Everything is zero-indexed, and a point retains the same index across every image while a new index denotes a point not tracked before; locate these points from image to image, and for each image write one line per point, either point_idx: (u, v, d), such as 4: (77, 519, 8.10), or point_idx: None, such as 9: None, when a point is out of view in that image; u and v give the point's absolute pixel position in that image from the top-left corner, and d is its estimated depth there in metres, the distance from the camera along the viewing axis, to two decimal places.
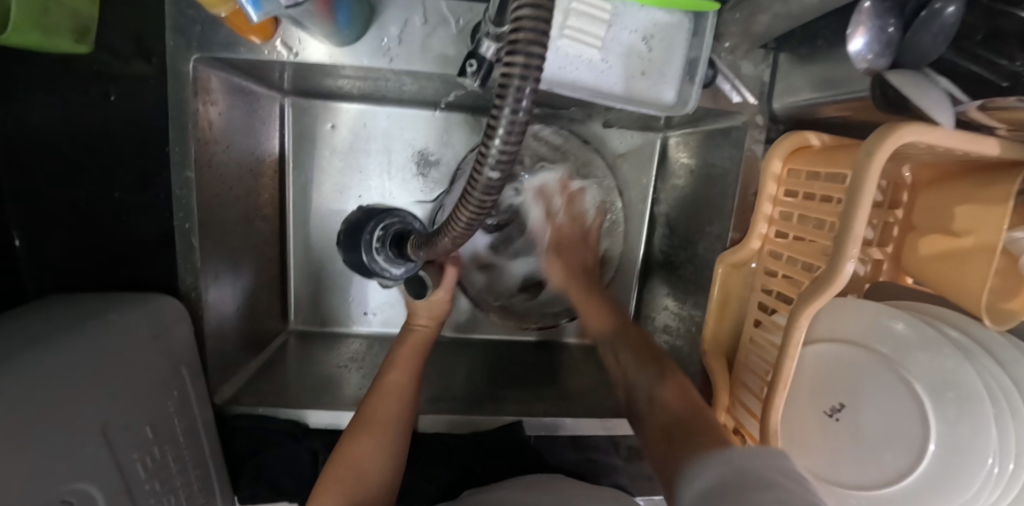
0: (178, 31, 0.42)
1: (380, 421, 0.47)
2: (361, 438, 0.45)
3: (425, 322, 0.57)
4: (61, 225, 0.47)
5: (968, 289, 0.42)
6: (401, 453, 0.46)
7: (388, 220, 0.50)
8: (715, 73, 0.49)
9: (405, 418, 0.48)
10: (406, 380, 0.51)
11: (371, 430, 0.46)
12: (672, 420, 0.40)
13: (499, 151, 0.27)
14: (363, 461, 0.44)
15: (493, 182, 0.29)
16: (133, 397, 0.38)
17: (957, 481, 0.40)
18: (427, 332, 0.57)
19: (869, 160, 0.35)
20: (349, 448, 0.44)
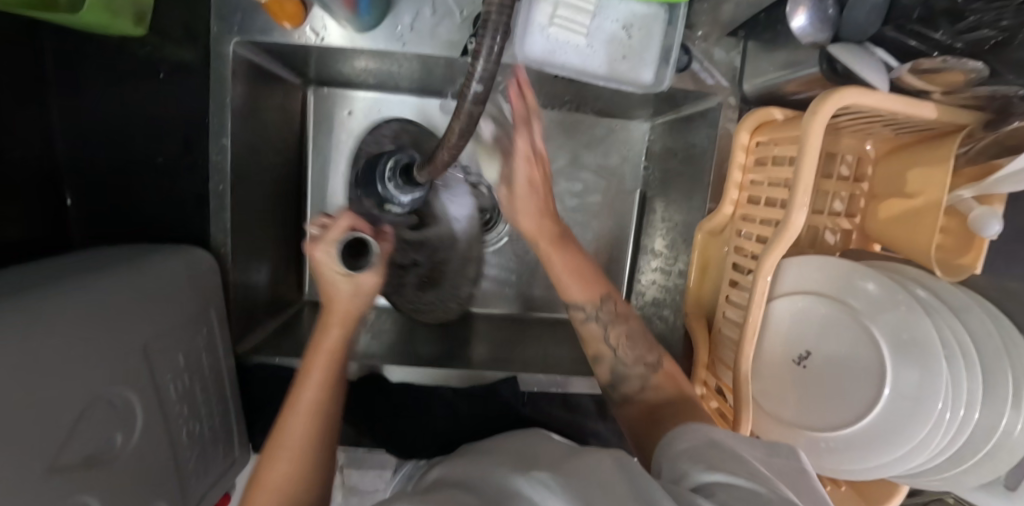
0: (222, 18, 0.49)
1: (287, 450, 0.37)
2: (272, 466, 0.36)
3: (336, 322, 0.42)
4: (109, 185, 0.53)
5: (920, 244, 0.46)
6: (326, 467, 0.38)
7: (398, 158, 0.50)
8: (689, 59, 0.54)
9: (328, 438, 0.39)
10: (325, 396, 0.40)
11: (281, 455, 0.36)
12: (659, 408, 0.45)
13: (479, 80, 0.26)
14: (283, 484, 0.35)
15: (478, 98, 0.27)
16: (170, 326, 0.44)
17: (910, 424, 0.44)
18: (342, 333, 0.43)
19: (812, 117, 0.41)
20: (258, 484, 0.36)
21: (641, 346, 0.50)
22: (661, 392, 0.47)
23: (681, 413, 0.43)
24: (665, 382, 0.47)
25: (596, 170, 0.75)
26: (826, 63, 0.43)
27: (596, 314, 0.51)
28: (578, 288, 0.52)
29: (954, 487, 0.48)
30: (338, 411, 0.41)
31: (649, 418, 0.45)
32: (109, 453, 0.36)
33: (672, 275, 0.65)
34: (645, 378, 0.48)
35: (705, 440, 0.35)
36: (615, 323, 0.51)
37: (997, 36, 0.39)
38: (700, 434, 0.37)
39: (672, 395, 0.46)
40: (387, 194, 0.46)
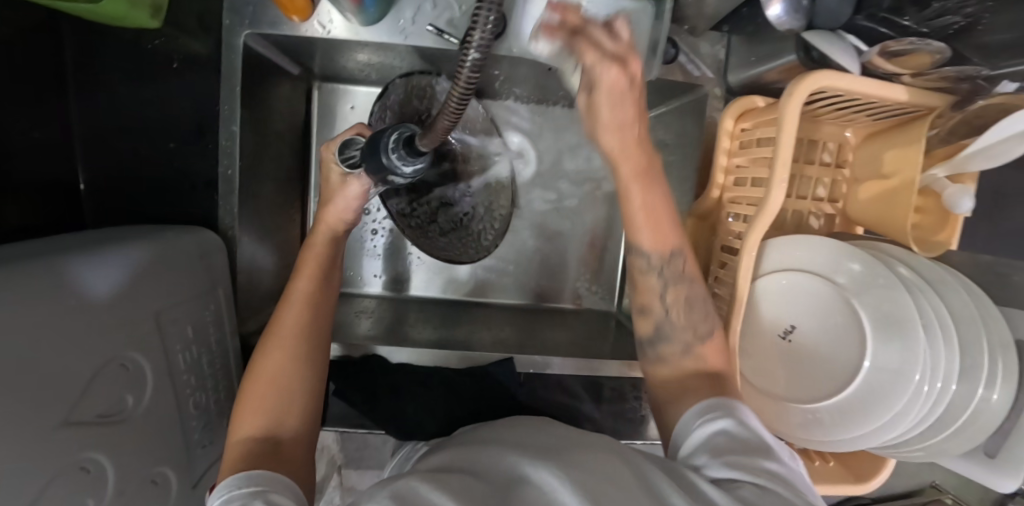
0: (234, 11, 0.51)
1: (287, 335, 0.43)
2: (271, 354, 0.42)
3: (329, 221, 0.50)
4: (123, 169, 0.56)
5: (898, 223, 0.49)
6: (319, 364, 0.43)
7: (401, 129, 0.39)
8: (677, 52, 0.56)
9: (317, 334, 0.44)
10: (315, 290, 0.46)
11: (274, 344, 0.42)
12: (687, 376, 0.44)
13: (477, 46, 0.28)
14: (278, 372, 0.40)
15: (476, 66, 0.29)
16: (180, 299, 0.46)
17: (890, 396, 0.45)
18: (329, 234, 0.50)
19: (788, 100, 0.43)
20: (258, 367, 0.41)
21: (698, 313, 0.46)
22: (704, 362, 0.44)
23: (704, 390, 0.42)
24: (709, 354, 0.45)
25: (591, 164, 0.77)
26: (803, 50, 0.47)
27: (660, 267, 0.46)
28: (649, 234, 0.45)
29: (936, 457, 0.50)
30: (327, 307, 0.47)
31: (680, 386, 0.43)
32: (122, 412, 0.38)
33: None
34: (688, 343, 0.45)
35: (723, 430, 0.36)
36: (679, 280, 0.46)
37: (959, 22, 0.44)
38: (718, 420, 0.37)
39: (710, 366, 0.44)
40: (388, 162, 0.38)
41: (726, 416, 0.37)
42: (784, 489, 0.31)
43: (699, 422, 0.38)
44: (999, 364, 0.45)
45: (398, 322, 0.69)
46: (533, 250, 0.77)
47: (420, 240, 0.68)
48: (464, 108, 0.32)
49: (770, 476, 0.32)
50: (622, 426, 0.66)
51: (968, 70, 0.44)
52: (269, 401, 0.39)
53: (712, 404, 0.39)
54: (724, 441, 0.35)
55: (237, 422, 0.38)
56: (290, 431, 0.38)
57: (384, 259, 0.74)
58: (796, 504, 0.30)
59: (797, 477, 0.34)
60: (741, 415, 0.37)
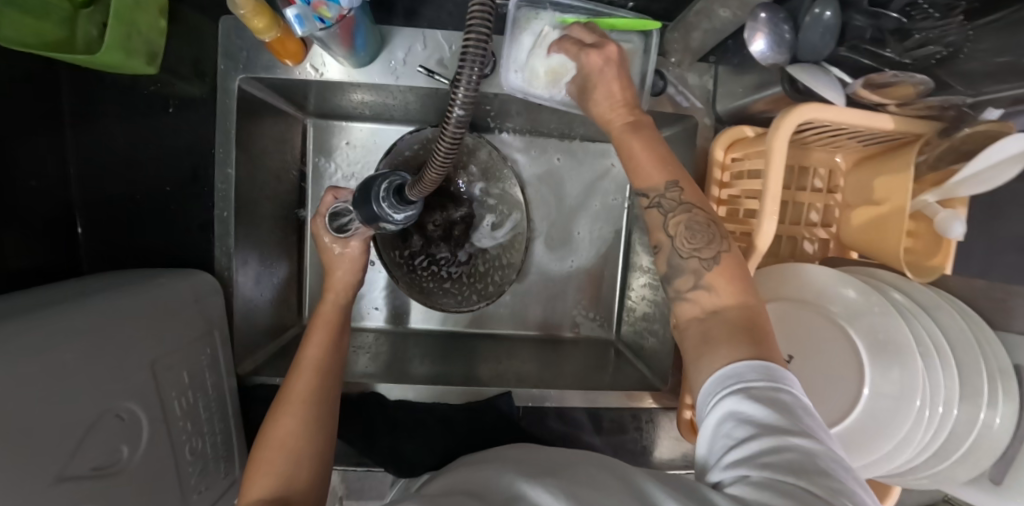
0: (229, 57, 0.53)
1: (298, 400, 0.45)
2: (281, 419, 0.44)
3: (334, 291, 0.55)
4: (119, 212, 0.56)
5: (889, 249, 0.50)
6: (327, 426, 0.46)
7: (393, 178, 0.40)
8: (665, 84, 0.57)
9: (326, 398, 0.47)
10: (323, 355, 0.49)
11: (287, 409, 0.44)
12: (708, 313, 0.38)
13: (463, 101, 0.30)
14: (287, 438, 0.43)
15: (463, 119, 0.31)
16: (177, 345, 0.46)
17: (892, 422, 0.46)
18: (336, 299, 0.54)
19: (775, 131, 0.44)
20: (270, 431, 0.43)
21: (701, 238, 0.40)
22: (720, 294, 0.39)
23: (725, 332, 0.36)
24: (722, 282, 0.39)
25: (587, 189, 0.77)
26: (788, 83, 0.47)
27: (659, 199, 0.42)
28: (643, 168, 0.43)
29: (941, 485, 0.49)
30: (335, 370, 0.50)
31: (702, 330, 0.38)
32: (117, 464, 0.38)
33: (659, 290, 0.66)
34: (700, 272, 0.40)
35: (735, 411, 0.32)
36: (679, 209, 0.42)
37: (942, 51, 0.44)
38: (728, 398, 0.33)
39: (727, 301, 0.38)
40: (379, 211, 0.39)
41: (735, 392, 0.33)
42: (798, 478, 0.28)
43: (714, 400, 0.34)
44: (999, 386, 0.44)
45: (398, 355, 0.69)
46: (529, 277, 0.77)
47: (421, 295, 0.69)
48: (453, 154, 0.34)
49: (777, 455, 0.29)
50: (623, 456, 0.65)
51: (954, 99, 0.44)
52: (279, 466, 0.41)
53: (724, 377, 0.34)
54: (736, 427, 0.32)
55: (247, 485, 0.41)
56: (297, 494, 0.40)
57: (384, 293, 0.75)
58: (808, 496, 0.26)
59: (823, 452, 0.29)
60: (756, 385, 0.33)
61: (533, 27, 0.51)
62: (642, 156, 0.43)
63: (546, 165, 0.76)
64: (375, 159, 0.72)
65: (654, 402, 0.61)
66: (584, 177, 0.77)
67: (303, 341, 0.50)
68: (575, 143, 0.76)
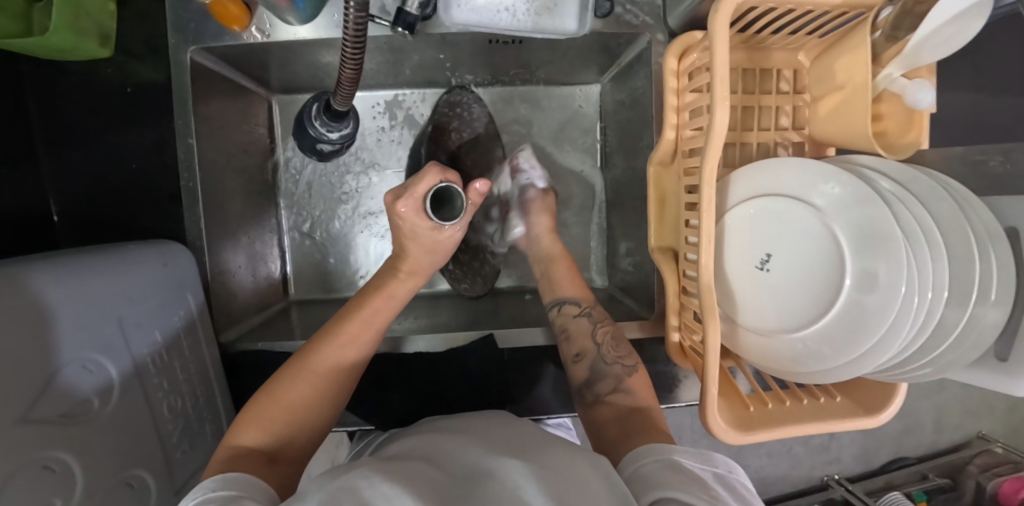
0: (178, 30, 0.54)
1: (323, 364, 0.44)
2: (302, 374, 0.43)
3: (407, 271, 0.53)
4: (89, 195, 0.57)
5: (857, 130, 0.47)
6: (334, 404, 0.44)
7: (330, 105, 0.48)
8: (613, 5, 0.57)
9: (349, 377, 0.46)
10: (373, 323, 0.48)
11: (309, 371, 0.43)
12: (629, 413, 0.44)
13: None
14: (295, 400, 0.42)
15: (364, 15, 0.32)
16: (145, 306, 0.46)
17: (880, 311, 0.42)
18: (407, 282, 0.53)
19: (716, 14, 0.42)
20: (284, 385, 0.42)
21: (623, 350, 0.51)
22: (638, 396, 0.47)
23: (653, 428, 0.41)
24: (639, 388, 0.47)
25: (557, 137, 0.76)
26: None
27: (588, 311, 0.56)
28: (571, 287, 0.58)
29: (948, 372, 0.46)
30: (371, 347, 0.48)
31: (619, 425, 0.43)
32: (85, 413, 0.38)
33: (637, 221, 0.65)
34: (621, 377, 0.48)
35: (671, 463, 0.34)
36: (604, 322, 0.54)
37: None
38: (665, 454, 0.35)
39: (643, 404, 0.46)
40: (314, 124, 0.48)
41: (672, 451, 0.35)
42: None
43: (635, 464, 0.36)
44: (990, 254, 0.42)
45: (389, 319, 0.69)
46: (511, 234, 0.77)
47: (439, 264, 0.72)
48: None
49: (688, 487, 0.31)
50: None
51: None
52: (277, 424, 0.40)
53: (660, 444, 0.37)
54: (672, 472, 0.33)
55: (240, 426, 0.40)
56: (285, 454, 0.39)
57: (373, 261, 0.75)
58: None
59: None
60: (688, 450, 0.36)
61: None
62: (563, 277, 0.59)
63: (512, 116, 0.76)
64: None
65: (641, 332, 0.59)
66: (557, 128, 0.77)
67: (353, 307, 0.48)
68: (538, 91, 0.75)
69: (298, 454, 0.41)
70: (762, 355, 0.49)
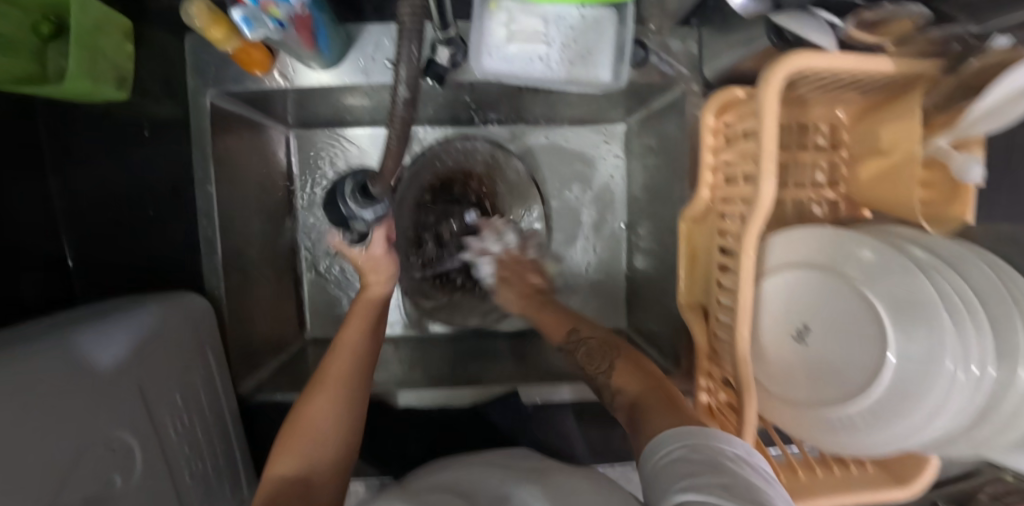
0: (198, 73, 0.52)
1: (330, 382, 0.53)
2: (313, 399, 0.51)
3: (375, 280, 0.64)
4: (105, 241, 0.56)
5: (902, 200, 0.46)
6: (351, 420, 0.51)
7: (356, 175, 0.44)
8: (647, 53, 0.55)
9: (356, 389, 0.53)
10: (358, 340, 0.58)
11: (319, 393, 0.51)
12: (634, 400, 0.44)
13: None
14: (314, 423, 0.49)
15: None
16: (166, 369, 0.45)
17: (924, 388, 0.40)
18: (379, 289, 0.64)
19: (765, 87, 0.40)
20: (300, 411, 0.50)
21: (598, 358, 0.53)
22: (630, 389, 0.46)
23: (658, 407, 0.41)
24: (627, 375, 0.48)
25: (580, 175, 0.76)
26: (774, 34, 0.44)
27: (579, 340, 0.57)
28: (555, 331, 0.61)
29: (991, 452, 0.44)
30: (366, 356, 0.57)
31: (629, 417, 0.43)
32: (109, 497, 0.36)
33: (664, 269, 0.64)
34: (610, 380, 0.49)
35: (688, 453, 0.32)
36: (581, 346, 0.56)
37: None
38: (682, 446, 0.34)
39: (633, 391, 0.46)
40: (346, 208, 0.44)
41: (687, 442, 0.34)
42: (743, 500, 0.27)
43: (660, 458, 0.34)
44: None
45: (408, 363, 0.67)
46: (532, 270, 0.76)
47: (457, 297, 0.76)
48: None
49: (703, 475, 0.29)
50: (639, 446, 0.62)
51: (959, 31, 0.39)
52: (302, 449, 0.47)
53: (677, 432, 0.36)
54: (689, 464, 0.31)
55: (273, 459, 0.46)
56: (317, 474, 0.45)
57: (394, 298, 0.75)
58: None
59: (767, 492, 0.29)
60: (705, 436, 0.34)
61: (503, 6, 0.51)
62: (548, 326, 0.62)
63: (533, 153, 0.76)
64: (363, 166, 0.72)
65: (667, 387, 0.58)
66: (579, 163, 0.76)
67: (344, 325, 0.59)
68: (559, 128, 0.75)
69: (327, 467, 0.47)
70: (799, 426, 0.47)
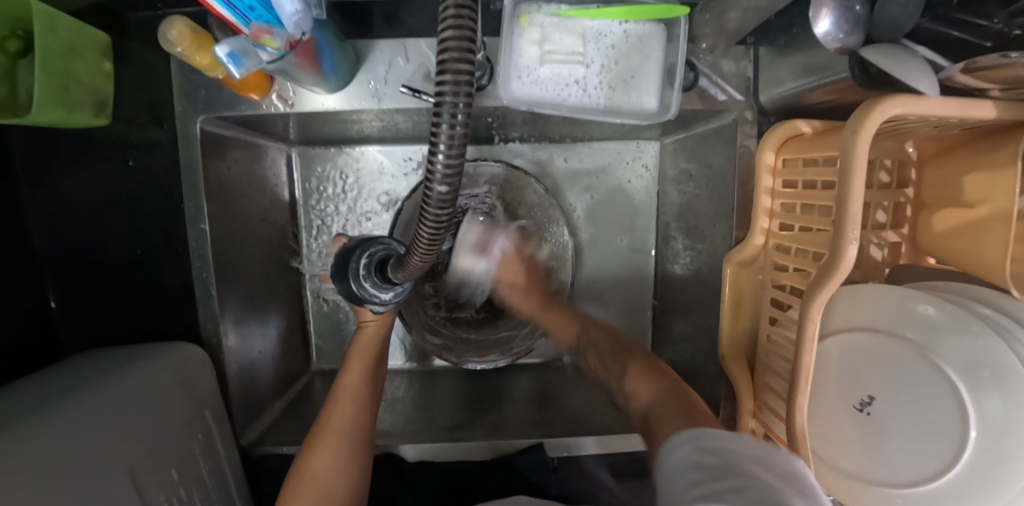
0: (187, 97, 0.46)
1: (337, 429, 0.49)
2: (319, 449, 0.47)
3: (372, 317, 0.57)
4: (90, 282, 0.50)
5: (989, 261, 0.40)
6: (362, 467, 0.48)
7: (372, 249, 0.39)
8: (696, 75, 0.49)
9: (362, 434, 0.49)
10: (361, 383, 0.53)
11: (325, 442, 0.47)
12: (649, 406, 0.45)
13: (444, 166, 0.22)
14: (326, 473, 0.46)
15: (446, 198, 0.24)
16: (160, 441, 0.40)
17: (1006, 466, 0.36)
18: (377, 327, 0.57)
19: (855, 137, 0.34)
20: (309, 461, 0.46)
21: (615, 361, 0.54)
22: (646, 393, 0.47)
23: (670, 411, 0.41)
24: (641, 384, 0.48)
25: (608, 196, 0.70)
26: (859, 68, 0.38)
27: (582, 349, 0.60)
28: (560, 333, 0.63)
29: None
30: (374, 400, 0.53)
31: (647, 415, 0.44)
32: None
33: (701, 307, 0.59)
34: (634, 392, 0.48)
35: (691, 461, 0.33)
36: (590, 351, 0.59)
37: None
38: (685, 452, 0.34)
39: (645, 399, 0.46)
40: (361, 290, 0.38)
41: (691, 448, 0.34)
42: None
43: (677, 452, 0.35)
44: None
45: (427, 402, 0.63)
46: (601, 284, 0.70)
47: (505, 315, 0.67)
48: (438, 243, 0.27)
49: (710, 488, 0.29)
50: None
51: None
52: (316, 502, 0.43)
53: (676, 445, 0.36)
54: (695, 472, 0.32)
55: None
56: None
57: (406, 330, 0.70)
58: None
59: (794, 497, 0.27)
60: (705, 441, 0.34)
61: (536, 21, 0.44)
62: (559, 329, 0.63)
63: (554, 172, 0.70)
64: (373, 186, 0.66)
65: None
66: (606, 183, 0.70)
67: (343, 367, 0.54)
68: (584, 144, 0.69)
69: None
70: (857, 499, 0.43)
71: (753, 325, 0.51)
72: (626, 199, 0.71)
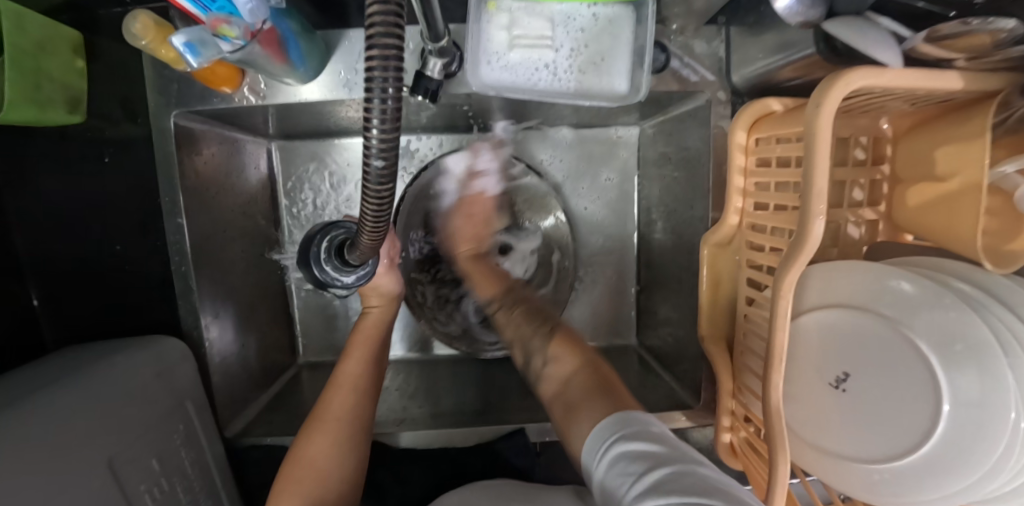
0: (160, 92, 0.46)
1: (331, 417, 0.48)
2: (313, 438, 0.46)
3: (378, 303, 0.58)
4: (72, 280, 0.51)
5: (961, 234, 0.40)
6: (357, 452, 0.47)
7: (335, 232, 0.41)
8: (668, 56, 0.49)
9: (358, 419, 0.49)
10: (363, 373, 0.52)
11: (320, 430, 0.47)
12: (567, 377, 0.47)
13: (380, 141, 0.23)
14: (316, 460, 0.45)
15: (385, 173, 0.24)
16: (139, 431, 0.41)
17: (987, 440, 0.36)
18: (381, 313, 0.58)
19: (817, 111, 0.34)
20: (302, 448, 0.46)
21: (534, 321, 0.59)
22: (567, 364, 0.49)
23: (591, 384, 0.44)
24: (565, 352, 0.51)
25: (588, 182, 0.71)
26: (824, 42, 0.38)
27: (500, 303, 0.64)
28: (483, 285, 0.65)
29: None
30: (372, 387, 0.52)
31: (564, 399, 0.45)
32: None
33: (682, 289, 0.59)
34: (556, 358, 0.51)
35: (625, 452, 0.33)
36: (513, 306, 0.62)
37: None
38: (614, 446, 0.35)
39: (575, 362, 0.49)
40: (324, 273, 0.40)
41: (621, 439, 0.35)
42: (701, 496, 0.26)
43: (600, 452, 0.36)
44: None
45: (414, 391, 0.64)
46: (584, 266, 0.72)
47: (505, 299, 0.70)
48: (383, 219, 0.28)
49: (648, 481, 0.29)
50: None
51: None
52: (306, 488, 0.43)
53: (603, 430, 0.37)
54: (632, 464, 0.32)
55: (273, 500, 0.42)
56: None
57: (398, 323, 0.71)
58: None
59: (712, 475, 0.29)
60: (628, 431, 0.35)
61: (504, 6, 0.44)
62: (478, 276, 0.65)
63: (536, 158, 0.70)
64: (354, 178, 0.66)
65: (687, 421, 0.54)
66: (588, 169, 0.71)
67: (343, 356, 0.54)
68: (565, 132, 0.69)
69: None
70: (836, 477, 0.43)
71: (733, 306, 0.51)
72: (605, 186, 0.71)
